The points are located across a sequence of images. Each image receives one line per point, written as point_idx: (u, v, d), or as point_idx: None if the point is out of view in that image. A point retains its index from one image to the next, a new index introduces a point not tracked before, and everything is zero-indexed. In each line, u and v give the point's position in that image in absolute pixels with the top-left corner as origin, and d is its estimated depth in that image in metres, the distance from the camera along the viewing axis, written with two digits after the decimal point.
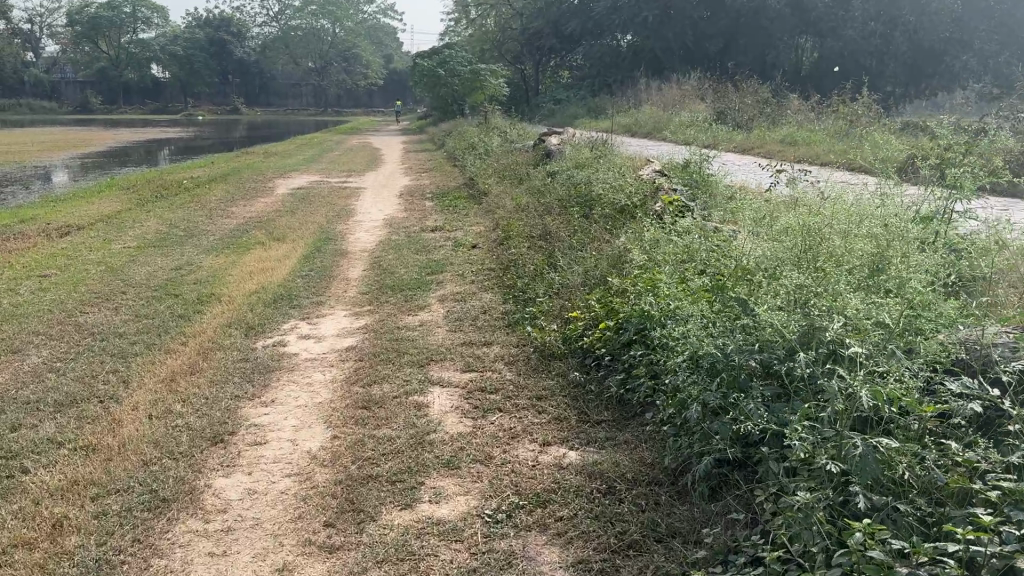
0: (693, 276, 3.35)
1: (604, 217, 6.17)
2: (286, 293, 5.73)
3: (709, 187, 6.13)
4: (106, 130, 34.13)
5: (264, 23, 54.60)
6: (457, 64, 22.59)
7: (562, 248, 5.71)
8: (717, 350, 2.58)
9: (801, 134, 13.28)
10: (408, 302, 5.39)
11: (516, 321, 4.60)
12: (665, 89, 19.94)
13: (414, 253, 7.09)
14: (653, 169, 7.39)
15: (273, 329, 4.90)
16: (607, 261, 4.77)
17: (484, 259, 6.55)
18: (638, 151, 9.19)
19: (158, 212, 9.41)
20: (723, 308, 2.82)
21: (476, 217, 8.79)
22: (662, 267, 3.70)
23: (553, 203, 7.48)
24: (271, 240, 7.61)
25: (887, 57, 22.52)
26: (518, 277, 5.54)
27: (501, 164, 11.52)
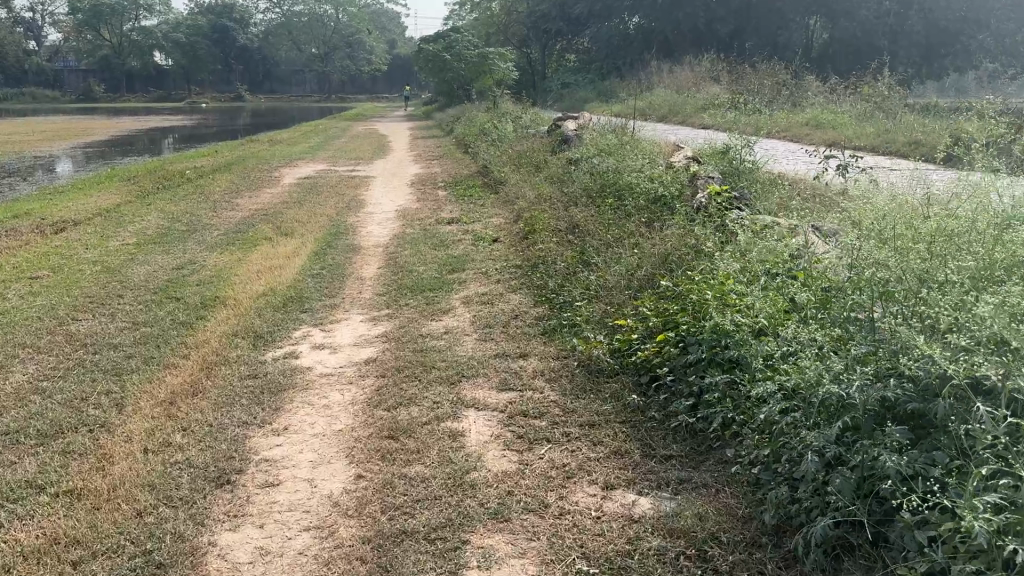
0: (775, 285, 2.90)
1: (639, 210, 5.72)
2: (297, 295, 5.29)
3: (751, 178, 5.71)
4: (108, 119, 33.64)
5: (266, 9, 53.99)
6: (465, 48, 22.03)
7: (598, 244, 5.24)
8: (831, 385, 2.14)
9: (825, 115, 12.80)
10: (429, 305, 4.93)
11: (552, 328, 4.13)
12: (680, 71, 19.37)
13: (432, 248, 6.64)
14: (685, 155, 6.94)
15: (284, 337, 4.45)
16: (653, 261, 4.32)
17: (508, 254, 6.10)
18: (664, 136, 8.72)
19: (159, 205, 8.98)
20: (829, 328, 2.38)
21: (495, 207, 8.32)
22: (733, 272, 3.22)
23: (579, 193, 7.01)
24: (278, 235, 7.16)
25: (901, 36, 22.22)
26: (549, 276, 5.07)
27: (516, 151, 11.02)
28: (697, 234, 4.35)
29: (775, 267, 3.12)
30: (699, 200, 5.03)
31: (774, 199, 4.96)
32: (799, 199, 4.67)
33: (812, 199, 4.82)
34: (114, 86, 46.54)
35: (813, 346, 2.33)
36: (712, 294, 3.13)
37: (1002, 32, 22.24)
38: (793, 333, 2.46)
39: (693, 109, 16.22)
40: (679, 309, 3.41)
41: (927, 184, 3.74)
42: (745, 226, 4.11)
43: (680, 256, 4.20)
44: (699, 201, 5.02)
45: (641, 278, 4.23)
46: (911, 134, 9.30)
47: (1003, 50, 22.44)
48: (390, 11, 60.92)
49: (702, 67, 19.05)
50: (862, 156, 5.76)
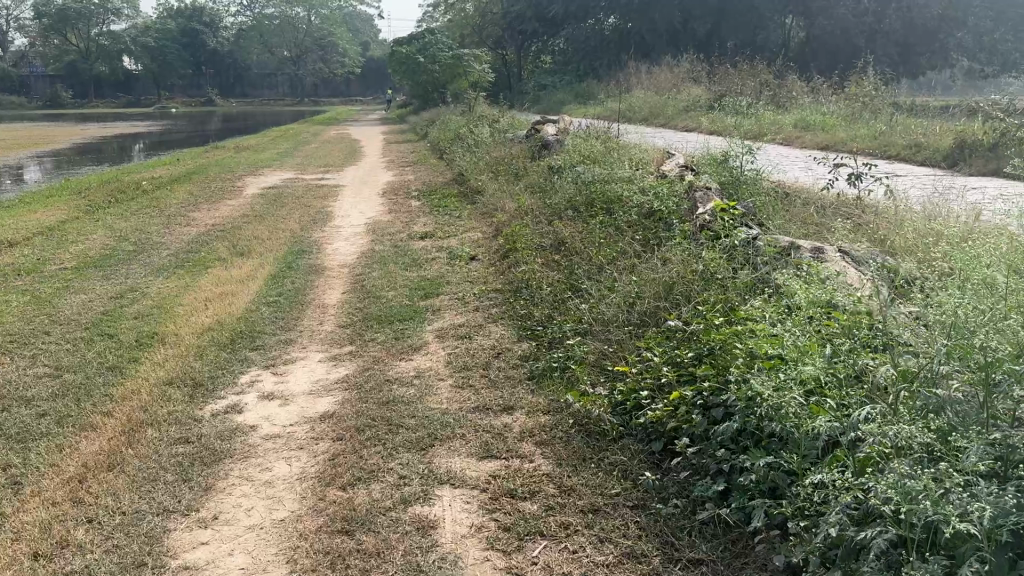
0: (833, 348, 2.37)
1: (633, 227, 5.17)
2: (247, 327, 4.67)
3: (752, 190, 5.21)
4: (74, 125, 32.64)
5: (237, 12, 52.99)
6: (438, 50, 21.43)
7: (590, 271, 4.68)
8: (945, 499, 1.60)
9: (813, 116, 12.32)
10: (397, 340, 4.32)
11: (542, 372, 3.54)
12: (659, 71, 18.92)
13: (402, 268, 6.05)
14: (678, 162, 6.45)
15: (228, 386, 3.84)
16: (655, 290, 3.77)
17: (486, 275, 5.54)
18: (651, 141, 8.20)
19: (108, 221, 8.30)
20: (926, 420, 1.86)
21: (472, 220, 7.74)
22: (772, 324, 2.69)
23: (564, 206, 6.45)
24: (233, 256, 6.51)
25: (878, 36, 21.83)
26: (534, 306, 4.49)
27: (493, 157, 10.43)
28: (705, 260, 3.82)
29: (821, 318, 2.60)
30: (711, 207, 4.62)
31: (785, 221, 4.44)
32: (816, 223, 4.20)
33: (828, 224, 4.31)
34: (81, 91, 45.39)
35: (908, 443, 1.80)
36: (747, 348, 2.58)
37: (979, 28, 22.03)
38: (872, 420, 1.93)
39: (674, 112, 15.72)
40: (696, 359, 2.85)
41: (980, 226, 3.31)
42: (767, 260, 3.59)
43: (688, 287, 3.66)
44: (711, 207, 4.58)
45: (643, 312, 3.68)
46: (909, 137, 8.82)
47: (980, 47, 22.32)
48: (362, 13, 60.00)
49: (682, 68, 18.58)
50: (877, 164, 5.31)
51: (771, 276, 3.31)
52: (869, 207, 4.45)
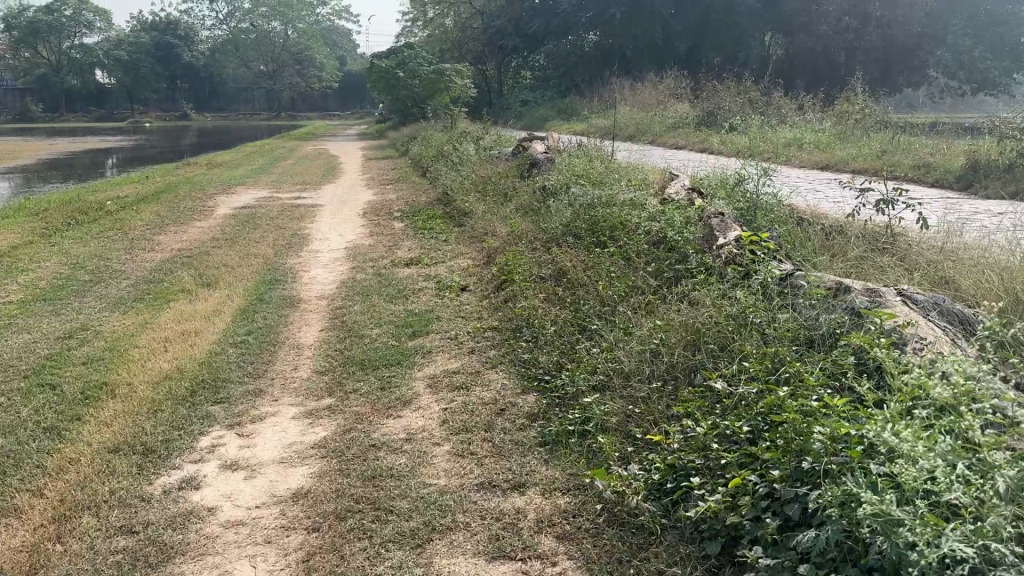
0: (953, 443, 1.90)
1: (644, 258, 4.67)
2: (211, 375, 4.12)
3: (770, 219, 4.74)
4: (45, 139, 31.83)
5: (213, 26, 52.34)
6: (419, 64, 20.98)
7: (600, 310, 4.17)
8: None
9: (807, 134, 11.92)
10: (383, 392, 3.76)
11: (556, 438, 3.01)
12: (641, 88, 18.56)
13: (387, 300, 5.52)
14: (683, 185, 6.00)
15: (183, 454, 3.28)
16: (681, 335, 3.27)
17: (479, 310, 5.03)
18: (651, 161, 7.74)
19: (65, 245, 7.70)
20: None
21: (460, 245, 7.23)
22: (859, 403, 2.21)
23: (561, 232, 5.96)
24: (200, 286, 5.95)
25: (858, 53, 21.54)
26: (539, 352, 3.96)
27: (479, 176, 9.93)
28: (739, 302, 3.32)
29: (916, 395, 2.15)
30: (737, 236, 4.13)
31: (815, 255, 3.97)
32: (859, 260, 3.73)
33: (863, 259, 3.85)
34: (54, 105, 44.51)
35: None
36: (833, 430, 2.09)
37: (958, 47, 21.44)
38: None
39: (662, 129, 15.33)
40: (753, 436, 2.36)
41: None
42: (818, 301, 3.10)
43: (721, 334, 3.15)
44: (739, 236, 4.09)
45: (671, 363, 3.17)
46: (915, 159, 8.43)
47: (960, 65, 21.75)
48: (341, 27, 59.39)
49: (665, 84, 18.26)
50: (909, 191, 4.90)
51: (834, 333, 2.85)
52: (902, 243, 4.00)
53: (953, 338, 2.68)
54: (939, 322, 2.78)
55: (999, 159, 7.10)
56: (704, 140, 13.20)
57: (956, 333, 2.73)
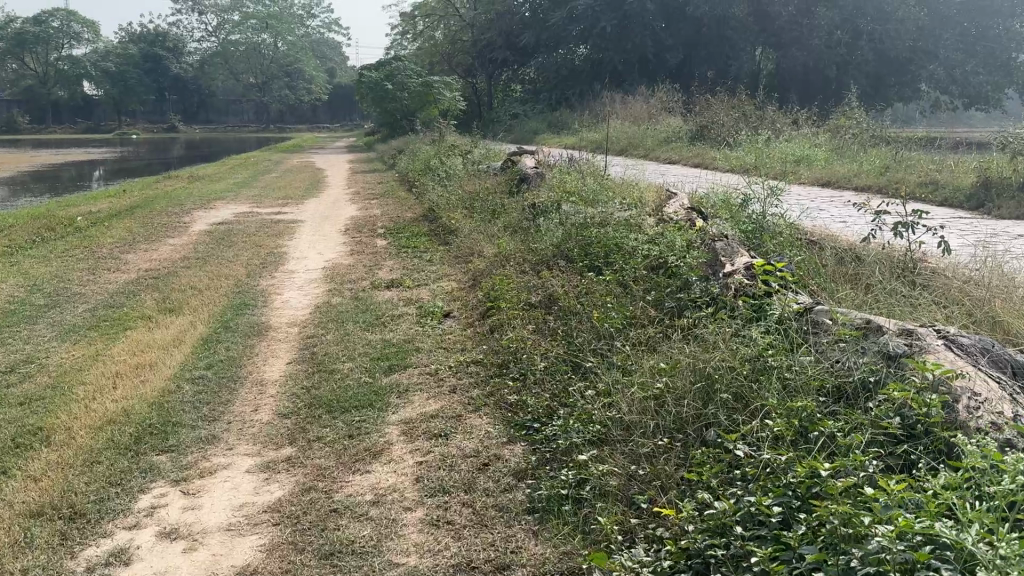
0: None
1: (643, 287, 4.28)
2: (161, 419, 3.68)
3: (779, 243, 4.38)
4: (27, 151, 31.23)
5: (202, 38, 51.99)
6: (407, 76, 20.65)
7: (595, 345, 3.76)
8: None
9: (805, 149, 11.62)
10: (351, 440, 3.33)
11: (546, 504, 2.58)
12: (633, 101, 18.26)
13: (363, 328, 5.11)
14: (681, 204, 5.65)
15: (116, 519, 2.84)
16: (688, 379, 2.88)
17: (463, 341, 4.62)
18: (647, 178, 7.37)
19: (26, 265, 7.25)
20: None
21: (444, 266, 6.83)
22: (922, 490, 1.83)
23: (551, 256, 5.62)
24: (162, 312, 5.52)
25: (851, 67, 21.32)
26: (528, 393, 3.54)
27: (466, 191, 9.55)
28: (754, 343, 2.93)
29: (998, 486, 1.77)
30: (749, 264, 3.74)
31: (833, 287, 3.63)
32: (884, 293, 3.35)
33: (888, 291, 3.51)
34: (39, 116, 43.88)
35: None
36: (897, 529, 1.70)
37: (950, 61, 21.19)
38: None
39: (654, 143, 15.02)
40: (785, 517, 1.99)
41: None
42: (850, 344, 2.71)
43: (736, 381, 2.75)
44: (752, 264, 3.70)
45: (676, 413, 2.77)
46: (920, 175, 8.10)
47: (953, 80, 21.49)
48: (331, 40, 59.15)
49: (657, 98, 17.97)
50: (929, 214, 4.55)
51: (873, 388, 2.46)
52: (927, 272, 3.66)
53: (1012, 393, 2.32)
54: (993, 372, 2.41)
55: (1013, 179, 6.77)
56: (699, 154, 12.88)
57: (1013, 387, 2.37)
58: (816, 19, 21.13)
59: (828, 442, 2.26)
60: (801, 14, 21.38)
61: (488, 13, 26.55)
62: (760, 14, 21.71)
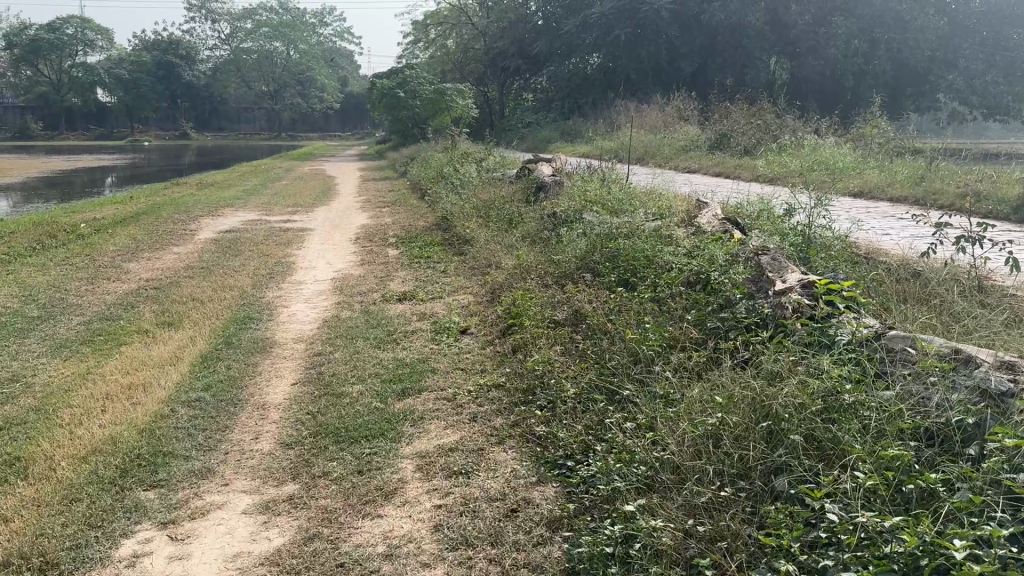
0: None
1: (682, 304, 3.92)
2: (151, 449, 3.33)
3: (827, 263, 4.02)
4: (39, 157, 31.17)
5: (215, 45, 52.05)
6: (420, 84, 20.39)
7: (632, 370, 3.40)
8: None
9: (832, 155, 11.21)
10: (361, 477, 2.97)
11: (589, 563, 2.22)
12: (648, 109, 17.90)
13: (373, 345, 4.75)
14: (715, 214, 5.29)
15: (92, 570, 2.49)
16: (750, 415, 2.54)
17: (483, 361, 4.26)
18: (675, 187, 7.01)
19: (23, 273, 6.94)
20: None
21: (459, 278, 6.47)
22: None
23: (575, 269, 5.27)
24: (160, 326, 5.18)
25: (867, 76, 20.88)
26: (559, 424, 3.16)
27: (480, 199, 9.20)
28: (824, 375, 2.58)
29: None
30: (808, 281, 3.38)
31: (898, 310, 3.28)
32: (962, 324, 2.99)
33: (960, 317, 3.18)
34: (53, 123, 43.93)
35: None
36: None
37: (969, 71, 20.65)
38: None
39: (672, 152, 14.67)
40: None
41: None
42: (942, 382, 2.38)
43: (808, 422, 2.40)
44: (811, 282, 3.33)
45: (738, 454, 2.41)
46: (958, 186, 7.72)
47: (972, 90, 20.80)
48: (344, 49, 59.20)
49: (673, 106, 17.62)
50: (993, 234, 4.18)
51: (981, 438, 2.13)
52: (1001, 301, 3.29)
53: None
54: None
55: None
56: (719, 163, 12.52)
57: None
58: (834, 28, 20.71)
59: (936, 503, 1.96)
60: (818, 23, 21.01)
61: (501, 21, 26.30)
62: (776, 23, 21.35)
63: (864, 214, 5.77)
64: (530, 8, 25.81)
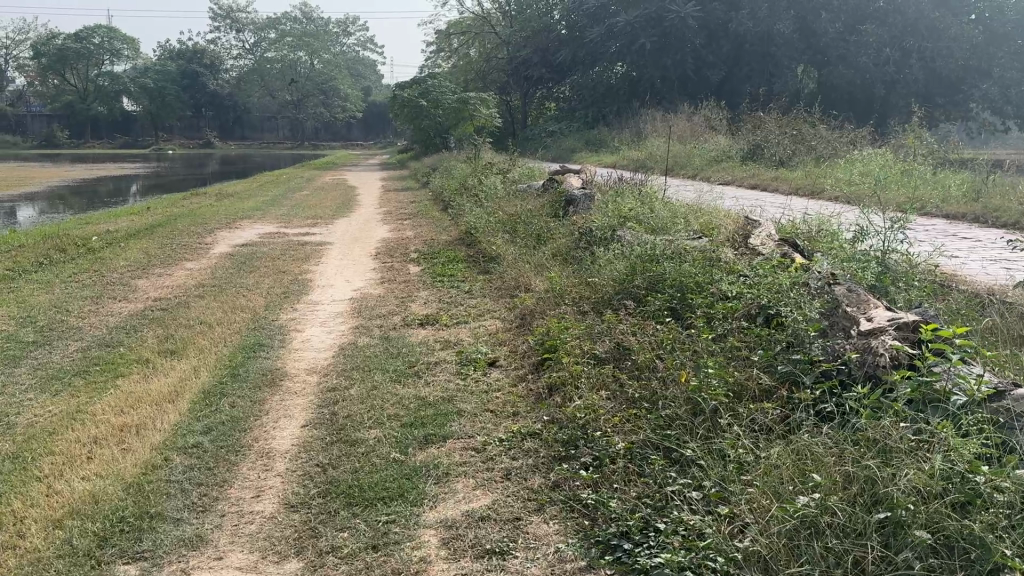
0: None
1: (745, 342, 3.43)
2: (136, 510, 2.90)
3: (905, 298, 3.53)
4: (63, 165, 31.23)
5: (239, 55, 52.21)
6: (442, 93, 20.06)
7: (691, 422, 2.93)
8: None
9: (876, 163, 10.63)
10: (377, 554, 2.54)
11: None
12: (676, 118, 17.39)
13: (393, 379, 4.28)
14: (768, 233, 4.79)
15: None
16: (857, 503, 2.13)
17: (515, 401, 3.79)
18: (720, 203, 6.50)
19: (26, 291, 6.59)
20: None
21: (485, 301, 6.01)
22: None
23: (614, 294, 4.78)
24: (162, 354, 4.76)
25: (899, 85, 20.20)
26: (610, 491, 2.70)
27: (505, 213, 8.73)
28: (947, 450, 2.12)
29: None
30: (900, 321, 2.90)
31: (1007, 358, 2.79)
32: None
33: None
34: (78, 131, 44.18)
35: None
36: None
37: (1006, 81, 20.08)
38: None
39: (702, 162, 14.15)
40: None
41: None
42: None
43: (937, 516, 1.96)
44: (906, 322, 2.85)
45: (846, 553, 2.00)
46: (1022, 203, 7.14)
47: (1007, 100, 20.27)
48: (367, 59, 59.22)
49: (702, 116, 17.11)
50: None
51: None
52: None
53: None
54: None
55: None
56: (753, 175, 11.96)
57: None
58: (864, 37, 20.14)
59: None
60: (848, 32, 20.33)
61: (524, 30, 25.94)
62: (806, 30, 20.69)
63: (936, 239, 5.24)
64: (554, 17, 25.42)
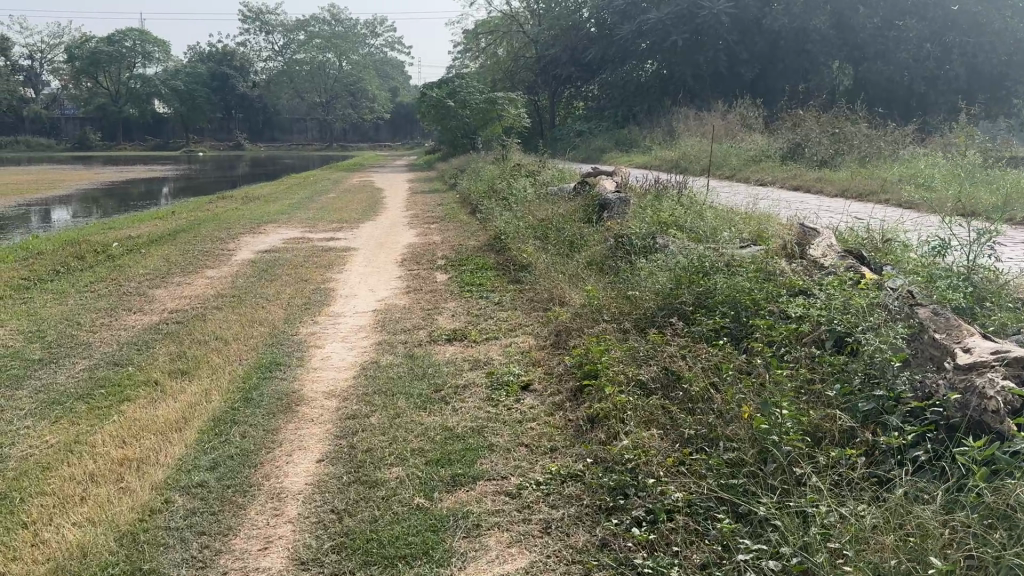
0: None
1: (816, 373, 3.02)
2: (127, 567, 2.56)
3: (998, 322, 3.10)
4: (95, 167, 31.37)
5: (268, 57, 52.37)
6: (469, 94, 19.71)
7: (763, 472, 2.54)
8: None
9: (926, 163, 10.09)
10: None
11: None
12: (709, 117, 16.89)
13: (418, 406, 3.91)
14: (830, 243, 4.36)
15: None
16: None
17: (552, 434, 3.41)
18: (775, 209, 6.03)
19: (38, 303, 6.32)
20: None
21: (516, 314, 5.64)
22: None
23: (657, 310, 4.39)
24: (172, 376, 4.44)
25: (939, 81, 19.56)
26: (669, 557, 2.32)
27: (536, 217, 8.33)
28: None
29: None
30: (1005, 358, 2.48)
31: None
32: None
33: None
34: (111, 133, 44.55)
35: None
36: None
37: None
38: None
39: (739, 162, 13.64)
40: None
41: None
42: None
43: None
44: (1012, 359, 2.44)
45: None
46: None
47: None
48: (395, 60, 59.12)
49: (736, 114, 16.58)
50: None
51: None
52: None
53: None
54: None
55: None
56: (795, 176, 11.45)
57: None
58: (903, 32, 19.40)
59: None
60: (886, 27, 19.70)
61: (553, 29, 25.51)
62: (842, 25, 20.10)
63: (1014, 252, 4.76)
64: (583, 15, 24.95)
